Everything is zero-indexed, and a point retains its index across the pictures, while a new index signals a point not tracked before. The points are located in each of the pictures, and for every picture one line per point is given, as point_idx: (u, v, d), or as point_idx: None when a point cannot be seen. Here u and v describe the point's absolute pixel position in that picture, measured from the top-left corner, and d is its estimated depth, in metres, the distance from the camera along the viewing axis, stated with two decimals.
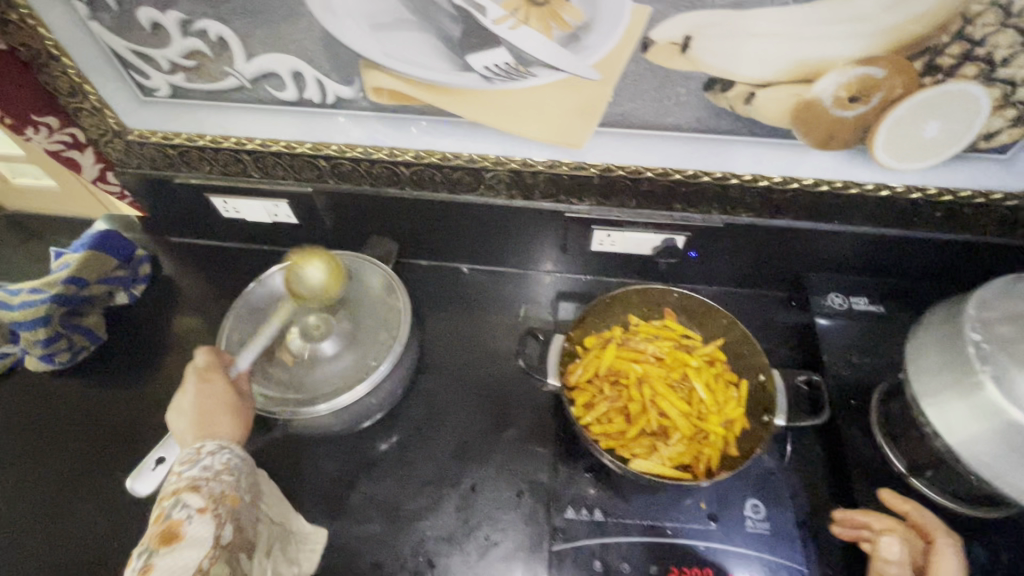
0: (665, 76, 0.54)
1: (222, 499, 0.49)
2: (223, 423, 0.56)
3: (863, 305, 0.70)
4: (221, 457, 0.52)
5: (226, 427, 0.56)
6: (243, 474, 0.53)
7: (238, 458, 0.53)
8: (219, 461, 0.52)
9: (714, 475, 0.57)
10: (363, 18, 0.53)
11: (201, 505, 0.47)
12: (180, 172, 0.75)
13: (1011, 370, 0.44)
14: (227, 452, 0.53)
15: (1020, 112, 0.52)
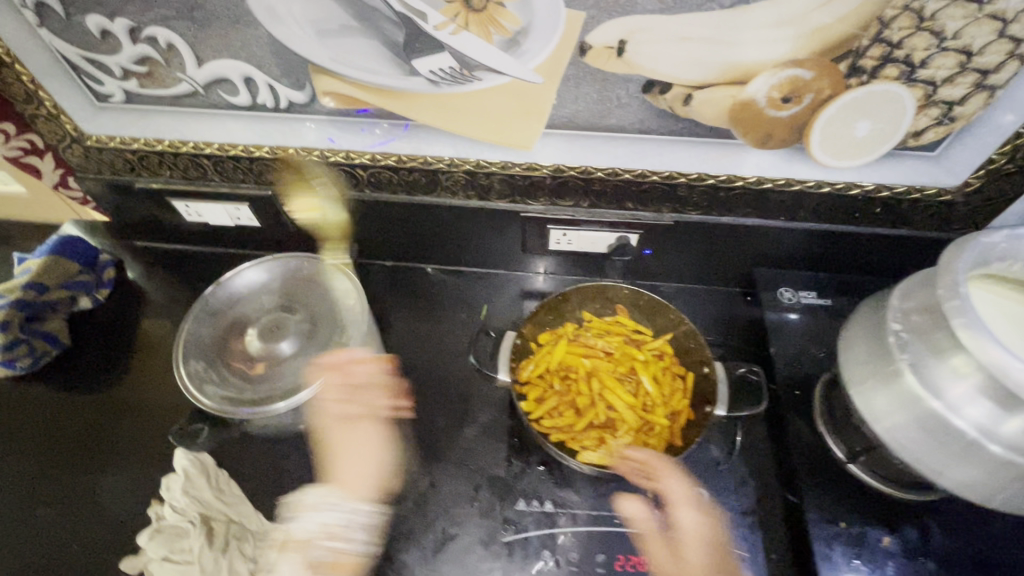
0: (605, 79, 0.55)
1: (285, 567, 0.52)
2: (356, 467, 0.59)
3: (811, 299, 0.72)
4: (366, 514, 0.56)
5: (357, 471, 0.58)
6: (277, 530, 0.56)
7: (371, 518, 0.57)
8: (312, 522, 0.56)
9: None
10: (308, 24, 0.54)
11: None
12: (141, 176, 0.75)
13: (927, 358, 0.46)
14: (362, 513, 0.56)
15: (943, 111, 0.54)
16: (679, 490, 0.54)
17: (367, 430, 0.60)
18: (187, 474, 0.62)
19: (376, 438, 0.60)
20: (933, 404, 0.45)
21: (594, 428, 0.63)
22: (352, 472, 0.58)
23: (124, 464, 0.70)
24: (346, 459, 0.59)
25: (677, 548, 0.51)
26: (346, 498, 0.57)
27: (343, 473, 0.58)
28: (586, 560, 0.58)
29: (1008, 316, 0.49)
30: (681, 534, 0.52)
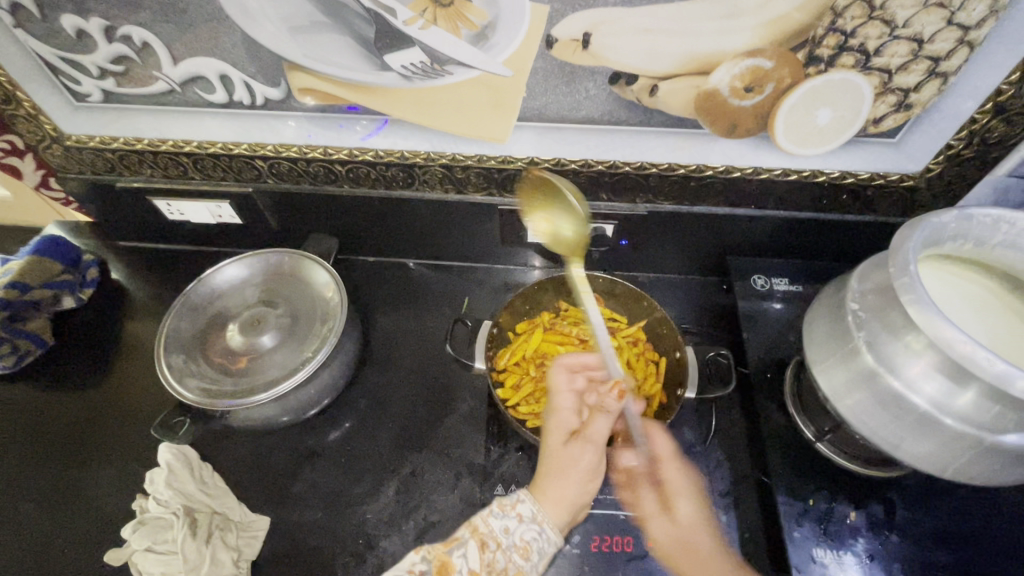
0: (573, 72, 0.57)
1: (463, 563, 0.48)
2: (564, 483, 0.53)
3: (783, 285, 0.74)
4: (524, 529, 0.51)
5: (558, 488, 0.53)
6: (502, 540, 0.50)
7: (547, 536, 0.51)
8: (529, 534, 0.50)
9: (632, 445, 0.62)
10: (281, 21, 0.55)
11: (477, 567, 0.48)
12: (122, 176, 0.76)
13: (883, 336, 0.48)
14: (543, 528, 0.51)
15: (899, 98, 0.56)
16: (666, 447, 0.58)
17: (593, 454, 0.55)
18: (170, 466, 0.62)
19: (590, 460, 0.54)
20: (889, 380, 0.47)
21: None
22: (559, 492, 0.53)
23: (109, 460, 0.70)
24: (566, 477, 0.53)
25: (666, 500, 0.56)
26: (531, 511, 0.51)
27: (552, 491, 0.53)
28: (563, 542, 0.59)
29: (961, 294, 0.51)
30: (672, 492, 0.56)
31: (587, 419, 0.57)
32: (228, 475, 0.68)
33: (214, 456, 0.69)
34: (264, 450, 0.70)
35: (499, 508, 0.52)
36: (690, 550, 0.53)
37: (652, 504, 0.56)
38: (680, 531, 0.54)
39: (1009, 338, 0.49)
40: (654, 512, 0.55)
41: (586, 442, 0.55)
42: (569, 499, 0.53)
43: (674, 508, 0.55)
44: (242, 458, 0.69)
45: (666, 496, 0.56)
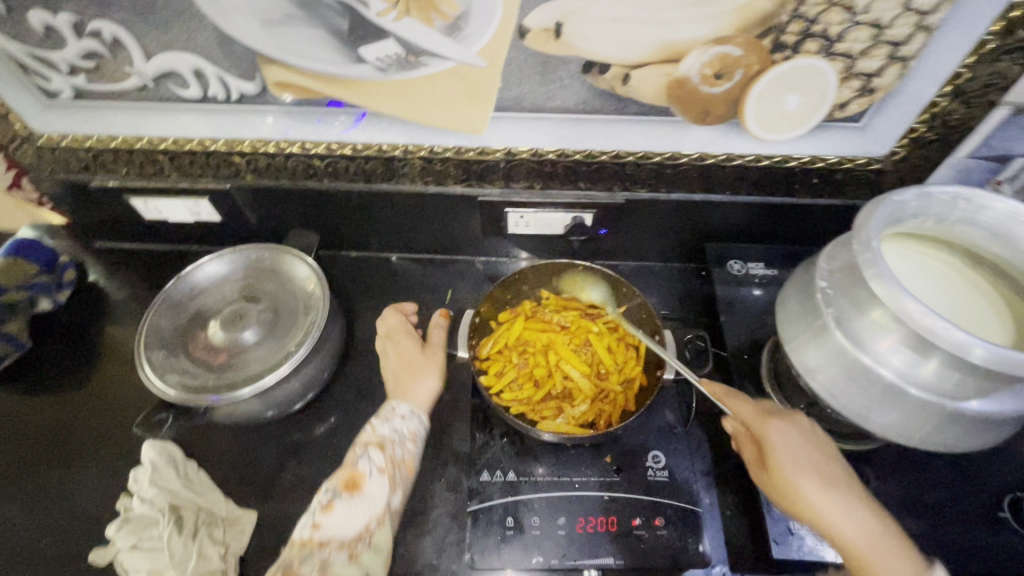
0: (546, 62, 0.57)
1: (398, 465, 0.58)
2: (419, 380, 0.66)
3: (759, 269, 0.76)
4: (409, 424, 0.62)
5: (421, 387, 0.65)
6: (407, 438, 0.60)
7: (421, 426, 0.63)
8: (408, 427, 0.61)
9: (613, 427, 0.64)
10: (252, 14, 0.55)
11: (381, 463, 0.57)
12: (97, 175, 0.75)
13: (850, 312, 0.50)
14: (415, 419, 0.62)
15: (863, 83, 0.58)
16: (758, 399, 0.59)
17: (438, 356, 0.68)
18: (154, 465, 0.62)
19: (437, 359, 0.68)
20: (857, 354, 0.49)
21: (552, 399, 0.67)
22: (425, 389, 0.65)
23: (92, 461, 0.70)
24: (421, 377, 0.66)
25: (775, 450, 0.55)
26: (409, 410, 0.63)
27: (420, 389, 0.65)
28: (549, 524, 0.59)
29: (923, 270, 0.53)
30: (803, 465, 0.52)
31: (410, 348, 0.69)
32: (213, 472, 0.68)
33: (200, 453, 0.69)
34: (251, 446, 0.70)
35: (383, 418, 0.62)
36: (868, 525, 0.50)
37: (812, 480, 0.52)
38: (857, 491, 0.52)
39: (967, 311, 0.51)
40: (818, 491, 0.51)
41: (427, 357, 0.68)
42: (431, 395, 0.65)
43: (836, 484, 0.52)
44: (228, 454, 0.69)
45: (825, 463, 0.53)
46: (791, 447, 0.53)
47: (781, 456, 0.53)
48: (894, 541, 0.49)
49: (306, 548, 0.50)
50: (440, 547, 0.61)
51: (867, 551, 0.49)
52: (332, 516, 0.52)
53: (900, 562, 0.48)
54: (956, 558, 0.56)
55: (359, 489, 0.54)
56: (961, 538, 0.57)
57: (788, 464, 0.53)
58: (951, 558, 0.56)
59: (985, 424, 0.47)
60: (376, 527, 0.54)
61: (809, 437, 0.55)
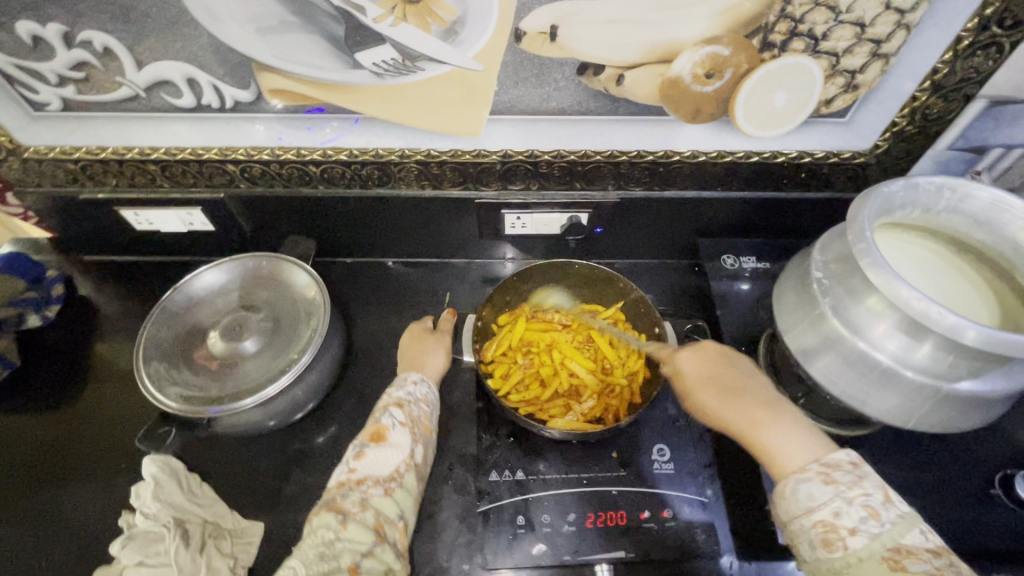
0: (542, 64, 0.58)
1: (418, 422, 0.58)
2: (429, 358, 0.67)
3: (751, 263, 0.78)
4: (420, 389, 0.62)
5: (432, 361, 0.66)
6: (425, 401, 0.60)
7: (433, 394, 0.62)
8: (421, 391, 0.61)
9: (622, 421, 0.65)
10: (247, 21, 0.54)
11: (403, 418, 0.57)
12: (85, 187, 0.74)
13: (846, 300, 0.51)
14: (425, 386, 0.62)
15: (847, 79, 0.60)
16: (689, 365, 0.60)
17: (440, 339, 0.70)
18: (157, 479, 0.60)
19: (440, 341, 0.69)
20: (854, 340, 0.50)
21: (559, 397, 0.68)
22: (434, 365, 0.66)
23: (89, 479, 0.68)
24: (430, 355, 0.67)
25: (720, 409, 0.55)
26: (420, 379, 0.63)
27: (430, 364, 0.66)
28: (558, 521, 0.60)
29: (911, 258, 0.55)
30: (707, 377, 0.58)
31: (421, 334, 0.71)
32: (216, 484, 0.67)
33: (202, 466, 0.68)
34: (253, 456, 0.69)
35: (396, 385, 0.61)
36: (766, 417, 0.52)
37: (712, 390, 0.57)
38: (761, 396, 0.55)
39: (955, 295, 0.53)
40: (718, 400, 0.56)
41: (434, 339, 0.70)
42: (441, 370, 0.67)
43: (735, 391, 0.56)
44: (230, 466, 0.68)
45: (726, 375, 0.58)
46: (692, 370, 0.59)
47: (685, 374, 0.59)
48: (798, 434, 0.50)
49: (345, 487, 0.51)
50: (450, 549, 0.61)
51: (766, 438, 0.50)
52: (366, 457, 0.53)
53: (801, 447, 0.48)
54: (952, 535, 0.57)
55: (386, 439, 0.54)
56: (956, 515, 0.59)
57: (693, 380, 0.59)
58: (947, 536, 0.57)
59: (977, 403, 0.49)
60: (404, 471, 0.54)
61: (718, 358, 0.60)
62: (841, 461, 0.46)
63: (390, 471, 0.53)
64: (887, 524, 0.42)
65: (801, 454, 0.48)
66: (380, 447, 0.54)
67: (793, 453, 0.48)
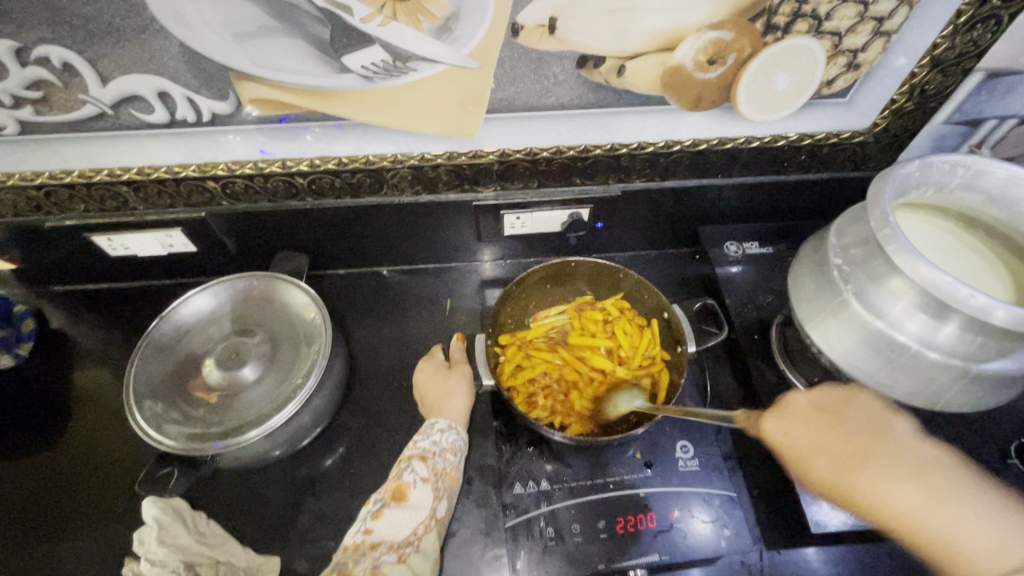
0: (540, 58, 0.56)
1: (442, 476, 0.57)
2: (450, 398, 0.64)
3: (755, 249, 0.77)
4: (447, 437, 0.60)
5: (456, 399, 0.64)
6: (456, 454, 0.60)
7: (461, 440, 0.61)
8: (446, 440, 0.60)
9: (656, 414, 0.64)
10: (222, 27, 0.50)
11: (424, 474, 0.56)
12: (51, 215, 0.69)
13: (868, 285, 0.51)
14: (453, 433, 0.61)
15: (849, 59, 0.59)
16: (796, 431, 0.49)
17: (459, 377, 0.67)
18: (160, 523, 0.56)
19: (459, 379, 0.66)
20: (878, 324, 0.50)
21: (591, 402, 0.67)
22: (459, 404, 0.64)
23: (84, 526, 0.64)
24: (453, 395, 0.64)
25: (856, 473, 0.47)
26: (447, 425, 0.61)
27: (454, 405, 0.64)
28: (589, 529, 0.59)
29: (926, 238, 0.55)
30: (816, 443, 0.48)
31: (438, 371, 0.68)
32: (224, 521, 0.64)
33: (208, 503, 0.65)
34: (261, 486, 0.66)
35: (422, 433, 0.61)
36: (928, 500, 0.44)
37: (830, 460, 0.47)
38: (903, 461, 0.46)
39: (971, 271, 0.53)
40: (859, 482, 0.46)
41: (453, 374, 0.67)
42: (468, 408, 0.64)
43: (867, 462, 0.47)
44: (238, 499, 0.65)
45: (839, 436, 0.48)
46: (796, 436, 0.49)
47: (792, 444, 0.49)
48: (987, 511, 0.43)
49: (359, 551, 0.49)
50: (478, 566, 0.60)
51: (934, 529, 0.43)
52: (383, 518, 0.52)
53: (985, 540, 0.41)
54: None
55: (406, 498, 0.54)
56: None
57: (807, 452, 0.48)
58: None
59: (1000, 381, 0.49)
60: (423, 533, 0.53)
61: (819, 414, 0.50)
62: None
63: (407, 534, 0.52)
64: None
65: (1000, 547, 0.41)
66: (398, 508, 0.53)
67: (987, 546, 0.41)
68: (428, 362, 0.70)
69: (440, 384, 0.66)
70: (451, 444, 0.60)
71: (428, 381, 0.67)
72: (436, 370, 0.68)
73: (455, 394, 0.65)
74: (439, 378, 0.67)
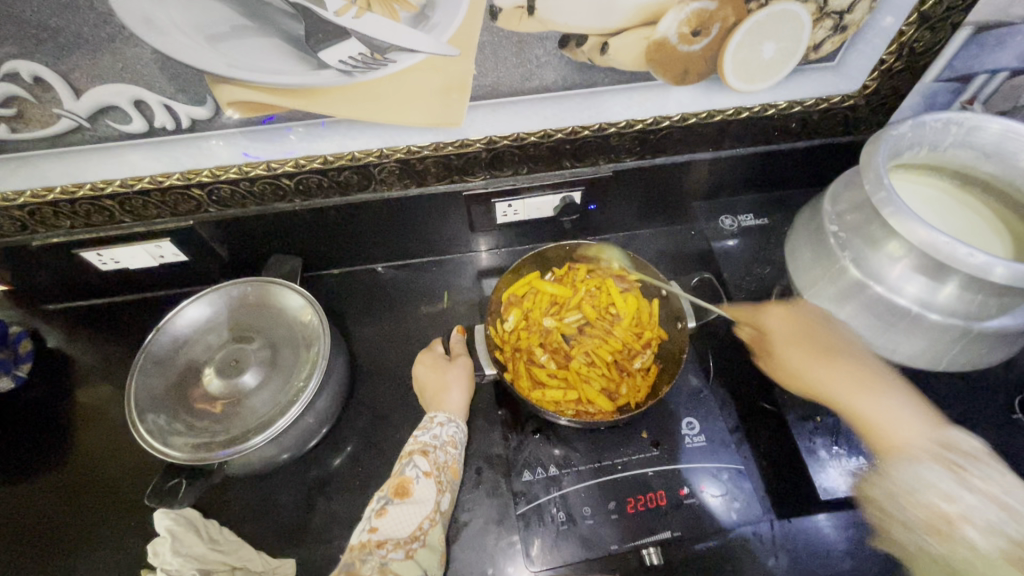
0: (520, 40, 0.54)
1: (443, 469, 0.57)
2: (449, 390, 0.64)
3: (750, 221, 0.77)
4: (447, 430, 0.61)
5: (455, 393, 0.64)
6: (462, 446, 0.61)
7: (461, 432, 0.62)
8: (447, 433, 0.60)
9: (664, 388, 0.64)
10: (193, 29, 0.49)
11: (427, 468, 0.56)
12: (38, 233, 0.68)
13: (864, 250, 0.50)
14: (453, 425, 0.61)
15: (836, 21, 0.57)
16: (778, 325, 0.59)
17: (460, 368, 0.66)
18: (173, 533, 0.57)
19: (459, 369, 0.66)
20: (877, 289, 0.49)
21: (593, 379, 0.67)
22: (458, 397, 0.64)
23: (98, 542, 0.65)
24: (451, 388, 0.64)
25: (844, 365, 0.54)
26: (446, 418, 0.62)
27: (453, 397, 0.64)
28: (600, 510, 0.60)
29: (922, 199, 0.54)
30: (797, 340, 0.57)
31: (438, 364, 0.68)
32: (237, 527, 0.64)
33: (220, 509, 0.65)
34: (271, 491, 0.66)
35: (423, 428, 0.61)
36: (865, 391, 0.54)
37: (795, 352, 0.57)
38: (864, 364, 0.54)
39: (968, 230, 0.53)
40: (832, 363, 0.55)
41: (452, 366, 0.67)
42: (467, 398, 0.64)
43: (829, 356, 0.55)
44: (250, 505, 0.65)
45: (812, 336, 0.56)
46: (783, 328, 0.58)
47: (777, 336, 0.59)
48: (898, 406, 0.53)
49: (365, 550, 0.50)
50: (492, 555, 0.60)
51: (874, 415, 0.53)
52: (390, 514, 0.52)
53: (908, 425, 0.52)
54: None
55: (410, 493, 0.54)
56: None
57: (781, 343, 0.58)
58: None
59: (1003, 338, 0.49)
60: (429, 527, 0.53)
61: (807, 326, 0.56)
62: (967, 449, 0.50)
63: (412, 530, 0.52)
64: (1017, 517, 0.45)
65: (910, 425, 0.52)
66: (402, 503, 0.53)
67: (901, 420, 0.52)
68: (431, 355, 0.69)
69: (440, 374, 0.66)
70: (451, 436, 0.60)
71: (428, 374, 0.67)
72: (437, 364, 0.68)
73: (456, 384, 0.65)
74: (440, 369, 0.67)
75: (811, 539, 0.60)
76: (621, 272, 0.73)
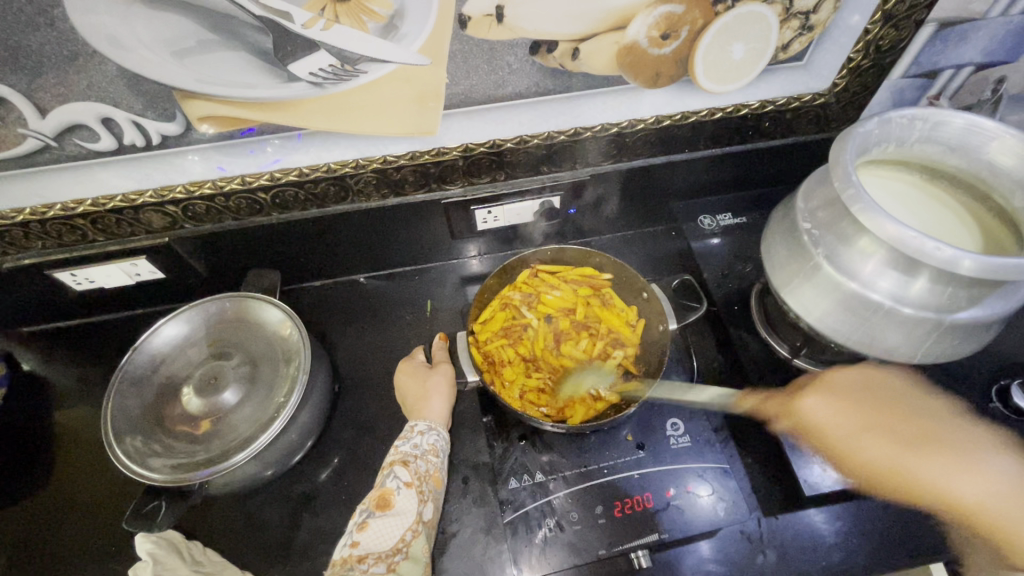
0: (490, 48, 0.54)
1: (425, 478, 0.57)
2: (430, 398, 0.64)
3: (729, 220, 0.78)
4: (427, 439, 0.60)
5: (437, 401, 0.64)
6: (445, 456, 0.61)
7: (442, 440, 0.62)
8: (427, 441, 0.60)
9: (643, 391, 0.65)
10: (159, 45, 0.48)
11: (408, 479, 0.56)
12: (8, 254, 0.67)
13: (837, 247, 0.51)
14: (433, 433, 0.61)
15: (802, 22, 0.58)
16: (823, 416, 0.58)
17: (441, 376, 0.66)
18: (155, 557, 0.56)
19: (440, 377, 0.66)
20: (852, 285, 0.50)
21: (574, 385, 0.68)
22: (438, 405, 0.63)
23: (77, 568, 0.63)
24: (432, 395, 0.64)
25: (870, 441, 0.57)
26: (427, 426, 0.62)
27: (433, 405, 0.63)
28: (588, 516, 0.59)
29: (892, 193, 0.55)
30: (863, 425, 0.57)
31: (419, 371, 0.67)
32: (221, 547, 0.63)
33: (203, 530, 0.64)
34: (255, 509, 0.65)
35: (403, 438, 0.61)
36: (951, 485, 0.54)
37: (877, 445, 0.57)
38: (907, 440, 0.58)
39: (938, 223, 0.54)
40: (907, 465, 0.56)
41: (433, 374, 0.66)
42: (449, 406, 0.64)
43: (906, 442, 0.57)
44: (234, 523, 0.64)
45: (867, 419, 0.57)
46: (835, 415, 0.58)
47: (835, 431, 0.58)
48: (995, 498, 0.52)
49: (347, 565, 0.49)
50: (481, 564, 0.59)
51: (963, 512, 0.53)
52: (371, 528, 0.51)
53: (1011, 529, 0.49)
54: None
55: (391, 505, 0.53)
56: None
57: (848, 438, 0.57)
58: None
59: (975, 328, 0.50)
60: (412, 539, 0.52)
61: (853, 398, 0.59)
62: None
63: (394, 543, 0.51)
64: None
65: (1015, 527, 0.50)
66: (383, 516, 0.53)
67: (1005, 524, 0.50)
68: (412, 364, 0.69)
69: (422, 381, 0.66)
70: (431, 446, 0.60)
71: (409, 383, 0.66)
72: (418, 374, 0.67)
73: (438, 391, 0.64)
74: (420, 377, 0.66)
75: (798, 535, 0.60)
76: (600, 274, 0.74)
